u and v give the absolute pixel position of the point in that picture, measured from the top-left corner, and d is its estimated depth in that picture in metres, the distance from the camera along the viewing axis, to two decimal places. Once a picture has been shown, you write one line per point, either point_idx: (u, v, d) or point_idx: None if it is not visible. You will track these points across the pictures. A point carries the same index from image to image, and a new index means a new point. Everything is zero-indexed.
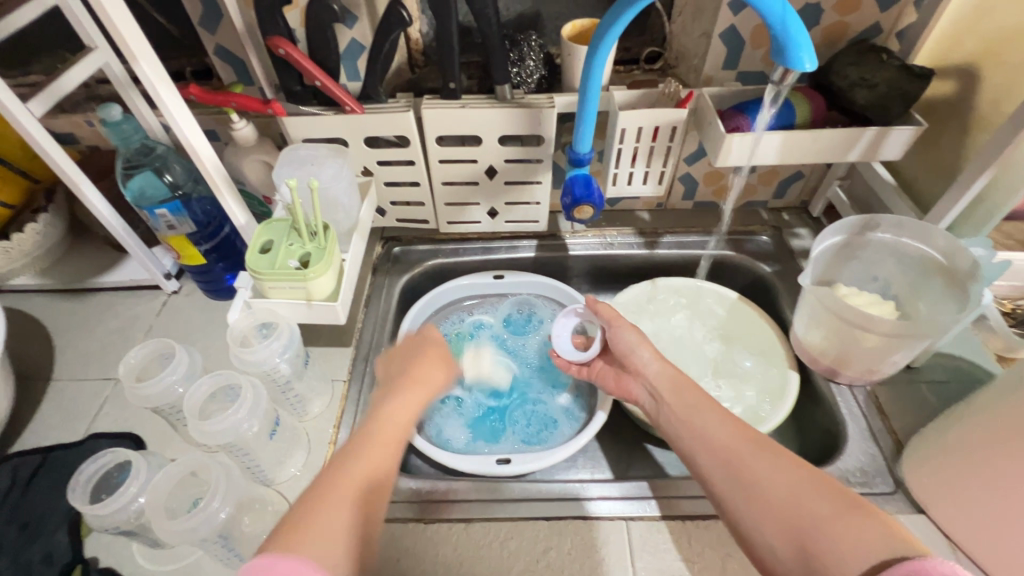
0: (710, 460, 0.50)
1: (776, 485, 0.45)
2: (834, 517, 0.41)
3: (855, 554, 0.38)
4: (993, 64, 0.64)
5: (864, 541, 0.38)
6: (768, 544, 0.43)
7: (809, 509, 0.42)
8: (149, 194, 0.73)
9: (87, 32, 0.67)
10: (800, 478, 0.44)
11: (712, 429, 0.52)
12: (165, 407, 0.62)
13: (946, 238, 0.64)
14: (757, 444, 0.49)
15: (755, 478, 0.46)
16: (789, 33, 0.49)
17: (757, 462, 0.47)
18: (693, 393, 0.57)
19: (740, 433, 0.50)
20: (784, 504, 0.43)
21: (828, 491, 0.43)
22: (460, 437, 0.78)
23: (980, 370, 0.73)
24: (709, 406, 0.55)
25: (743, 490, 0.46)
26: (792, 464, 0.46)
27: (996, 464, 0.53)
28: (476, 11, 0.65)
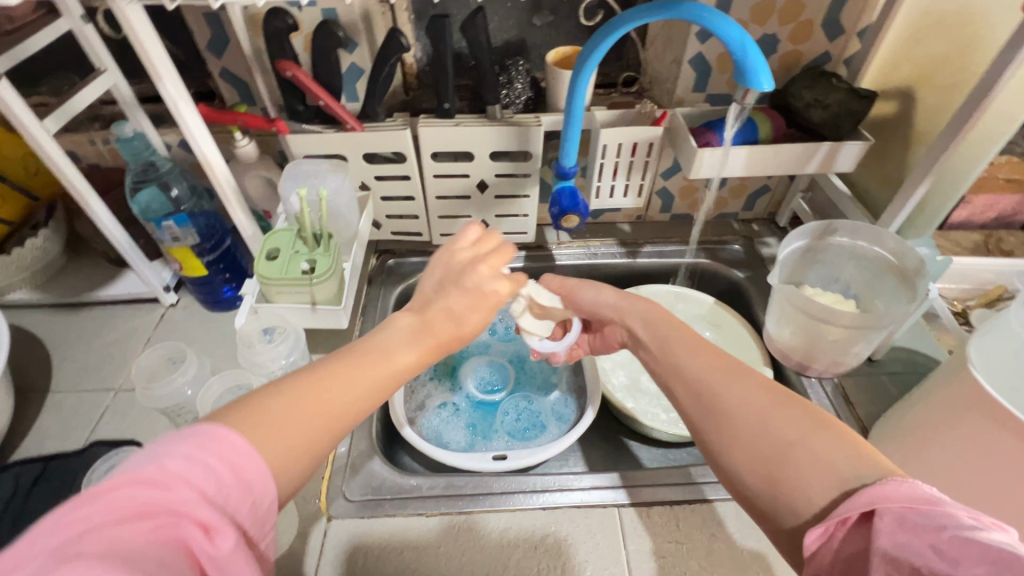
0: (683, 388, 0.49)
1: (748, 410, 0.43)
2: (802, 440, 0.40)
3: (824, 479, 0.38)
4: (926, 88, 0.72)
5: (831, 464, 0.38)
6: (734, 468, 0.43)
7: (779, 434, 0.41)
8: (154, 208, 0.77)
9: (99, 55, 0.71)
10: (770, 402, 0.43)
11: (686, 359, 0.51)
12: (174, 409, 0.64)
13: (895, 239, 0.71)
14: (734, 373, 0.47)
15: (725, 405, 0.45)
16: (749, 57, 0.56)
17: (728, 389, 0.46)
18: (669, 327, 0.56)
19: (713, 361, 0.49)
20: (756, 431, 0.42)
21: (801, 415, 0.42)
22: (458, 439, 0.80)
23: (934, 361, 0.79)
24: (682, 339, 0.53)
25: (713, 416, 0.45)
26: (765, 391, 0.44)
27: (949, 437, 0.59)
28: (470, 38, 0.71)
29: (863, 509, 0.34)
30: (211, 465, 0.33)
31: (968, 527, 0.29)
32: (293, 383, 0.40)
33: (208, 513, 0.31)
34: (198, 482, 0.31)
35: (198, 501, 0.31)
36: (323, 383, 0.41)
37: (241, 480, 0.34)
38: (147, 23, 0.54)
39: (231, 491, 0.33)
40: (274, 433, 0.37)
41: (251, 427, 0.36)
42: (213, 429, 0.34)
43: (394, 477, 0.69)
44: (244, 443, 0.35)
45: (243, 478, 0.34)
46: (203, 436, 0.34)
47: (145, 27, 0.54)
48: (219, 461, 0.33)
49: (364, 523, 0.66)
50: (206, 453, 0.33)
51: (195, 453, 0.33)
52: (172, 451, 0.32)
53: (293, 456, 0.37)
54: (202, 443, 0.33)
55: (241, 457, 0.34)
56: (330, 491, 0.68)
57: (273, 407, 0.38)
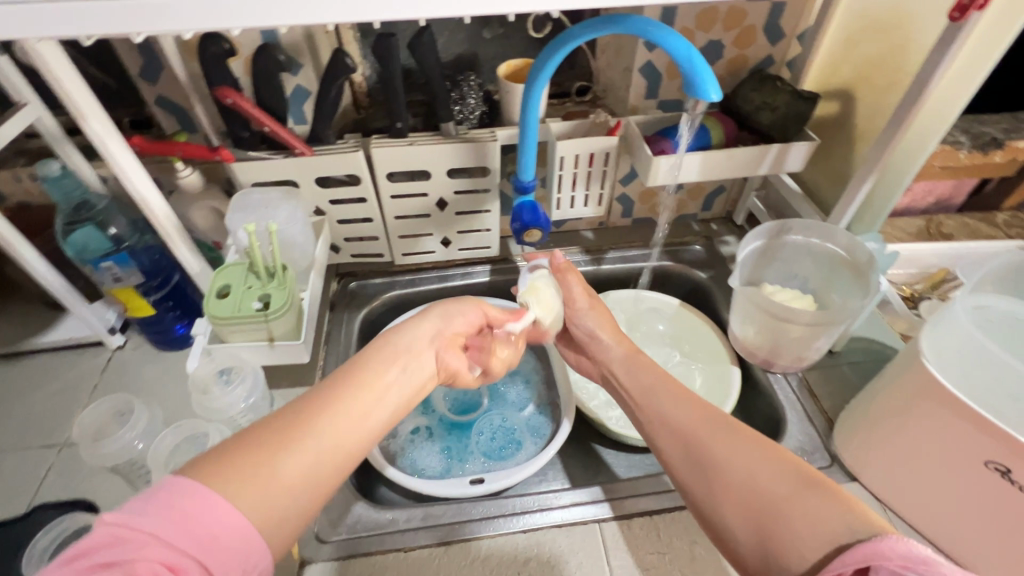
0: (671, 442, 0.52)
1: (737, 468, 0.46)
2: (795, 496, 0.42)
3: (816, 534, 0.39)
4: (864, 87, 0.74)
5: (822, 520, 0.39)
6: (729, 527, 0.44)
7: (770, 490, 0.43)
8: (92, 248, 0.72)
9: (17, 88, 0.66)
10: (759, 456, 0.46)
11: (673, 412, 0.54)
12: (124, 466, 0.60)
13: (846, 236, 0.73)
14: (721, 425, 0.50)
15: (715, 459, 0.47)
16: (696, 69, 0.56)
17: (716, 443, 0.48)
18: (647, 374, 0.61)
19: (698, 415, 0.52)
20: (746, 489, 0.44)
21: (791, 470, 0.44)
22: (434, 465, 0.78)
23: (889, 348, 0.83)
24: (665, 388, 0.57)
25: (705, 475, 0.47)
26: (752, 446, 0.47)
27: (910, 426, 0.61)
28: (418, 56, 0.69)
29: (858, 564, 0.35)
30: (160, 512, 0.33)
31: None
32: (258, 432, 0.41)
33: (172, 556, 0.32)
34: (151, 529, 0.33)
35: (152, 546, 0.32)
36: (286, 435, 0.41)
37: (195, 527, 0.34)
38: (64, 57, 0.50)
39: (186, 535, 0.33)
40: (252, 474, 0.38)
41: (225, 472, 0.37)
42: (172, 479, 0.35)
43: (368, 513, 0.67)
44: (204, 493, 0.35)
45: (199, 522, 0.34)
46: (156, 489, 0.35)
47: (62, 61, 0.50)
48: (176, 513, 0.34)
49: (341, 565, 0.63)
50: (167, 503, 0.34)
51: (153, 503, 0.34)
52: (124, 507, 0.34)
53: (275, 497, 0.38)
54: (159, 497, 0.34)
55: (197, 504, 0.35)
56: (302, 534, 0.64)
57: (252, 449, 0.39)
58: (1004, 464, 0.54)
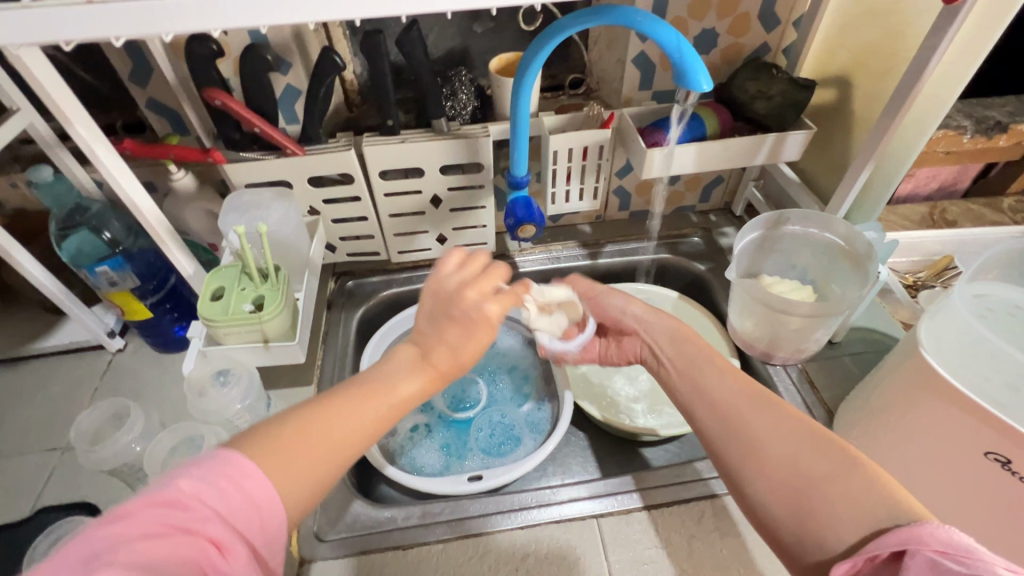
0: (708, 414, 0.51)
1: (780, 445, 0.46)
2: (838, 475, 0.42)
3: (857, 513, 0.40)
4: (861, 73, 0.73)
5: (862, 500, 0.40)
6: (763, 499, 0.45)
7: (812, 469, 0.44)
8: (88, 252, 0.72)
9: (8, 95, 0.66)
10: (803, 434, 0.46)
11: (714, 385, 0.53)
12: (123, 469, 0.60)
13: (844, 225, 0.72)
14: (762, 401, 0.50)
15: (756, 434, 0.47)
16: (686, 58, 0.55)
17: (757, 418, 0.48)
18: (693, 349, 0.58)
19: (739, 389, 0.51)
20: (787, 465, 0.45)
21: (833, 450, 0.44)
22: (436, 463, 0.79)
23: (891, 338, 0.82)
24: (709, 361, 0.55)
25: (744, 448, 0.47)
26: (795, 422, 0.47)
27: (910, 416, 0.60)
28: (407, 52, 0.69)
29: (893, 548, 0.36)
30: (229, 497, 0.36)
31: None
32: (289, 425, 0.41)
33: (220, 531, 0.34)
34: (210, 501, 0.35)
35: (211, 518, 0.34)
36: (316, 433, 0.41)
37: (247, 498, 0.37)
38: (48, 63, 0.50)
39: (239, 510, 0.36)
40: (285, 461, 0.39)
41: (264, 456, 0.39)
42: (229, 453, 0.37)
43: (367, 511, 0.67)
44: (254, 469, 0.38)
45: (248, 495, 0.37)
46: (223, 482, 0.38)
47: (45, 67, 0.50)
48: (235, 487, 0.36)
49: (340, 563, 0.63)
50: (222, 476, 0.36)
51: (208, 475, 0.36)
52: (189, 474, 0.36)
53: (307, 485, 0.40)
54: (214, 466, 0.37)
55: (251, 477, 0.37)
56: (301, 533, 0.65)
57: (280, 440, 0.40)
58: (1004, 455, 0.53)
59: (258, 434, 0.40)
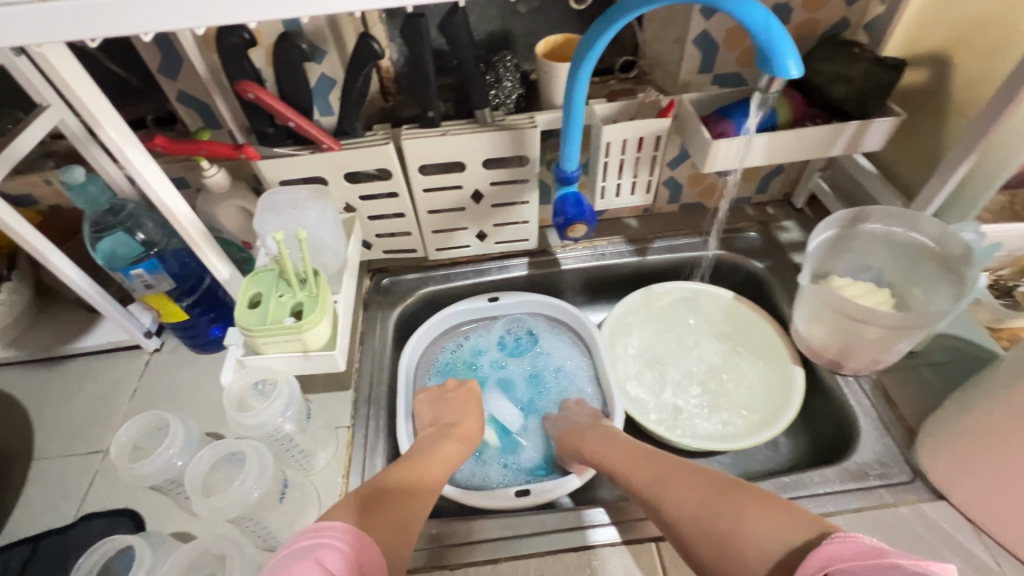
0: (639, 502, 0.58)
1: (688, 513, 0.51)
2: (737, 526, 0.47)
3: (765, 552, 0.44)
4: (963, 51, 0.65)
5: (764, 534, 0.45)
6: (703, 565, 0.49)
7: (716, 526, 0.48)
8: (122, 253, 0.70)
9: (37, 90, 0.63)
10: (703, 498, 0.51)
11: (632, 476, 0.59)
12: (165, 484, 0.58)
13: (935, 224, 0.65)
14: (664, 478, 0.56)
15: (671, 505, 0.53)
16: (774, 39, 0.48)
17: (669, 492, 0.54)
18: (614, 446, 0.64)
19: (652, 473, 0.58)
20: (699, 530, 0.49)
21: (729, 500, 0.49)
22: (490, 470, 0.77)
23: (976, 347, 0.74)
24: (625, 459, 0.62)
25: (668, 527, 0.53)
26: (694, 488, 0.53)
27: (1018, 442, 0.54)
28: (450, 37, 0.63)
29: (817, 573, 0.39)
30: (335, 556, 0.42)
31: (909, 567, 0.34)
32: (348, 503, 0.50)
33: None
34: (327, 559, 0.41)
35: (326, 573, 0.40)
36: (358, 501, 0.51)
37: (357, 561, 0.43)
38: (74, 59, 0.46)
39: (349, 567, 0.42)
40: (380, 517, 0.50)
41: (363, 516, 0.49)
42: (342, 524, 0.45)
43: None
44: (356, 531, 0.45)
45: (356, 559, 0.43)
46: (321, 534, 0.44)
47: (70, 63, 0.46)
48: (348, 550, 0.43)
49: None
50: (339, 542, 0.43)
51: (327, 540, 0.43)
52: (311, 539, 0.43)
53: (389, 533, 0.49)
54: (328, 534, 0.44)
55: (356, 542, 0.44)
56: None
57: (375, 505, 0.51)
58: None
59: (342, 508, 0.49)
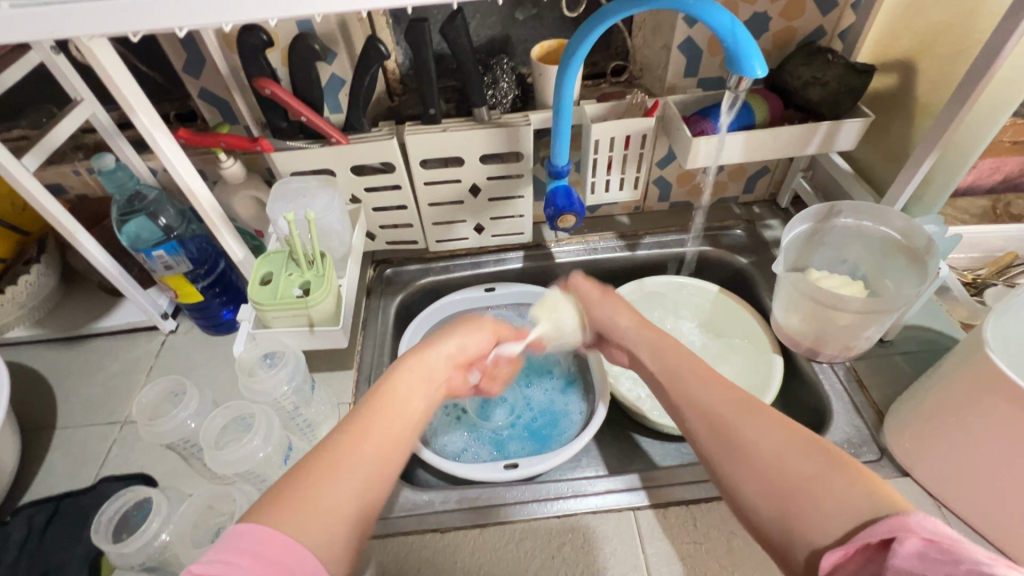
0: (697, 415, 0.50)
1: (770, 448, 0.44)
2: (823, 477, 0.42)
3: (847, 510, 0.39)
4: (928, 57, 0.69)
5: (847, 501, 0.40)
6: (753, 500, 0.44)
7: (800, 471, 0.42)
8: (145, 237, 0.76)
9: (74, 86, 0.69)
10: (788, 439, 0.45)
11: (700, 389, 0.52)
12: (179, 444, 0.63)
13: (902, 218, 0.69)
14: (746, 404, 0.48)
15: (745, 439, 0.46)
16: (740, 44, 0.53)
17: (747, 423, 0.47)
18: (673, 357, 0.57)
19: (730, 394, 0.50)
20: (776, 468, 0.43)
21: (816, 452, 0.44)
22: (481, 450, 0.79)
23: (947, 337, 0.78)
24: (692, 368, 0.54)
25: (732, 451, 0.46)
26: (780, 425, 0.46)
27: (971, 417, 0.57)
28: (450, 40, 0.68)
29: (883, 536, 0.36)
30: (244, 562, 0.35)
31: (984, 564, 0.31)
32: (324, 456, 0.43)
33: None
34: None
35: None
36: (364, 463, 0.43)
37: (268, 561, 0.36)
38: (114, 55, 0.52)
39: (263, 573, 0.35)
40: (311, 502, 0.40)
41: (290, 511, 0.39)
42: (239, 526, 0.37)
43: (405, 493, 0.68)
44: (262, 534, 0.37)
45: (267, 557, 0.36)
46: (231, 539, 0.37)
47: (111, 58, 0.52)
48: (247, 556, 0.36)
49: (382, 542, 0.65)
50: (238, 552, 0.36)
51: (221, 556, 0.36)
52: (204, 560, 0.35)
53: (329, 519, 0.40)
54: (223, 547, 0.36)
55: (263, 542, 0.36)
56: None
57: (303, 478, 0.41)
58: None
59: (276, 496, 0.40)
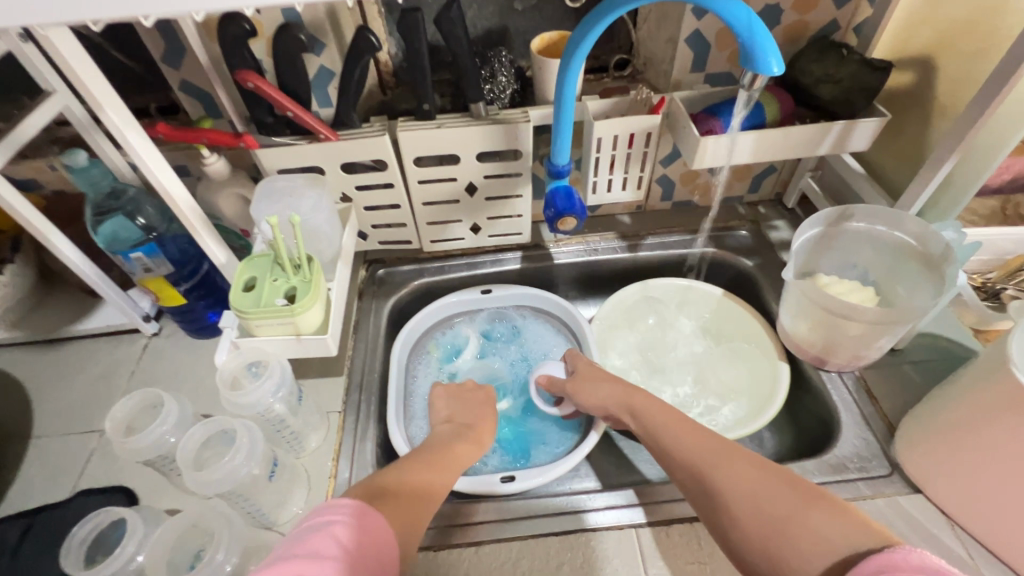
0: (682, 469, 0.54)
1: (748, 490, 0.48)
2: (799, 513, 0.44)
3: (824, 542, 0.42)
4: (948, 53, 0.66)
5: (827, 532, 0.42)
6: (739, 540, 0.47)
7: (777, 509, 0.45)
8: (122, 237, 0.71)
9: (44, 77, 0.65)
10: (765, 480, 0.48)
11: (681, 443, 0.56)
12: (158, 459, 0.60)
13: (917, 223, 0.66)
14: (724, 453, 0.53)
15: (724, 484, 0.49)
16: (756, 39, 0.50)
17: (726, 469, 0.50)
18: (662, 415, 0.61)
19: (711, 444, 0.54)
20: (755, 508, 0.46)
21: (791, 490, 0.47)
22: (490, 459, 0.76)
23: (959, 346, 0.75)
24: (674, 424, 0.59)
25: (717, 498, 0.50)
26: (758, 469, 0.50)
27: (989, 436, 0.55)
28: (445, 31, 0.65)
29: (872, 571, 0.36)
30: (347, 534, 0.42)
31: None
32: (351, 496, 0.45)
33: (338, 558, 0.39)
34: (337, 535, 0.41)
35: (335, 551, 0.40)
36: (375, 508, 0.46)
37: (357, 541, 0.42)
38: (79, 45, 0.48)
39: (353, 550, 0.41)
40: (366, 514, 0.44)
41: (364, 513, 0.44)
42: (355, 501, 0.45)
43: None
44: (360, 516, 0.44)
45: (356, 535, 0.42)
46: (349, 512, 0.44)
47: (75, 48, 0.48)
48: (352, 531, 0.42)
49: None
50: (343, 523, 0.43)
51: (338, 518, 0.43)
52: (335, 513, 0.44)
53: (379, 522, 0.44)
54: (351, 512, 0.44)
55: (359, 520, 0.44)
56: None
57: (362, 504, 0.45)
58: None
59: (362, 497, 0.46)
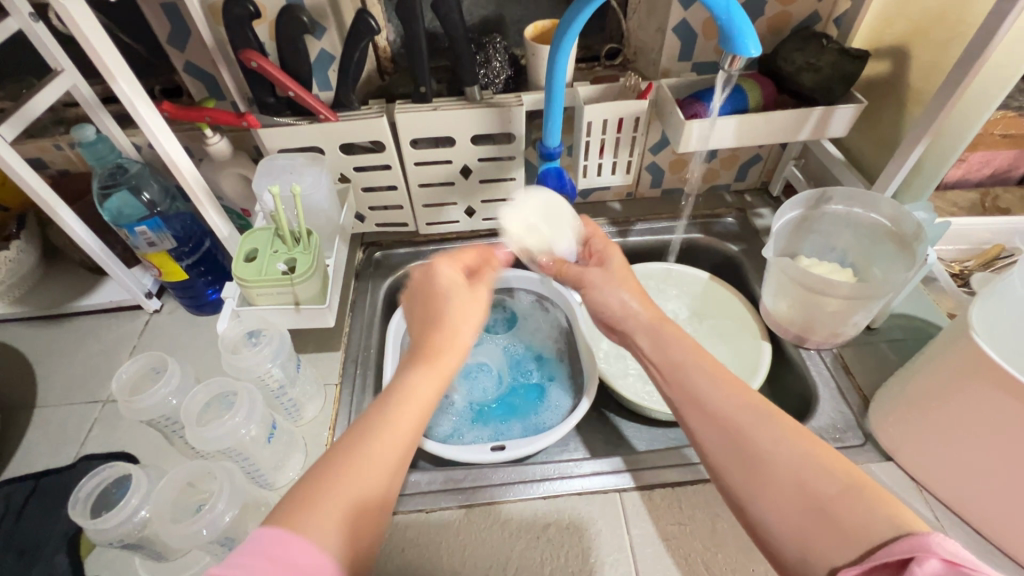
0: (705, 421, 0.48)
1: (789, 462, 0.42)
2: (847, 495, 0.40)
3: (869, 530, 0.37)
4: (921, 43, 0.69)
5: (870, 520, 0.38)
6: (767, 516, 0.42)
7: (820, 488, 0.41)
8: (127, 213, 0.74)
9: (53, 56, 0.67)
10: (806, 452, 0.43)
11: (706, 388, 0.50)
12: (161, 420, 0.62)
13: (892, 205, 0.69)
14: (759, 412, 0.46)
15: (761, 448, 0.44)
16: (734, 21, 0.53)
17: (762, 432, 0.45)
18: (679, 348, 0.54)
19: (741, 398, 0.48)
20: (795, 484, 0.41)
21: (835, 467, 0.42)
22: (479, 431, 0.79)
23: (933, 326, 0.78)
24: (696, 362, 0.52)
25: (746, 462, 0.44)
26: (799, 436, 0.44)
27: (952, 402, 0.58)
28: (441, 16, 0.67)
29: (902, 555, 0.34)
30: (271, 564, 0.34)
31: None
32: (322, 474, 0.40)
33: None
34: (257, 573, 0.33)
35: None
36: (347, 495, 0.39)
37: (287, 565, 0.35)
38: (92, 18, 0.51)
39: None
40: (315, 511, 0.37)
41: (307, 514, 0.37)
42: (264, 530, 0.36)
43: None
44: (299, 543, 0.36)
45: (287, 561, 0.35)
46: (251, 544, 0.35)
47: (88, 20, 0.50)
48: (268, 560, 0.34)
49: None
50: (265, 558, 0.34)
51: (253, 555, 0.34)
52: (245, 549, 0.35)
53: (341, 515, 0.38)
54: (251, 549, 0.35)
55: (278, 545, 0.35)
56: None
57: (308, 494, 0.39)
58: None
59: (292, 501, 0.38)
